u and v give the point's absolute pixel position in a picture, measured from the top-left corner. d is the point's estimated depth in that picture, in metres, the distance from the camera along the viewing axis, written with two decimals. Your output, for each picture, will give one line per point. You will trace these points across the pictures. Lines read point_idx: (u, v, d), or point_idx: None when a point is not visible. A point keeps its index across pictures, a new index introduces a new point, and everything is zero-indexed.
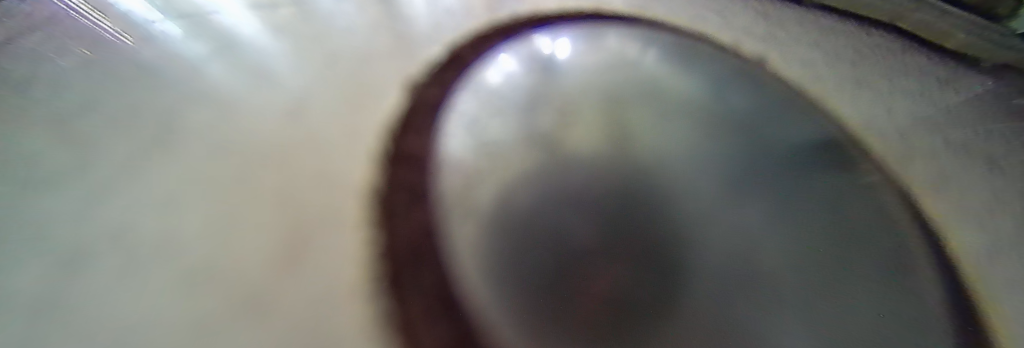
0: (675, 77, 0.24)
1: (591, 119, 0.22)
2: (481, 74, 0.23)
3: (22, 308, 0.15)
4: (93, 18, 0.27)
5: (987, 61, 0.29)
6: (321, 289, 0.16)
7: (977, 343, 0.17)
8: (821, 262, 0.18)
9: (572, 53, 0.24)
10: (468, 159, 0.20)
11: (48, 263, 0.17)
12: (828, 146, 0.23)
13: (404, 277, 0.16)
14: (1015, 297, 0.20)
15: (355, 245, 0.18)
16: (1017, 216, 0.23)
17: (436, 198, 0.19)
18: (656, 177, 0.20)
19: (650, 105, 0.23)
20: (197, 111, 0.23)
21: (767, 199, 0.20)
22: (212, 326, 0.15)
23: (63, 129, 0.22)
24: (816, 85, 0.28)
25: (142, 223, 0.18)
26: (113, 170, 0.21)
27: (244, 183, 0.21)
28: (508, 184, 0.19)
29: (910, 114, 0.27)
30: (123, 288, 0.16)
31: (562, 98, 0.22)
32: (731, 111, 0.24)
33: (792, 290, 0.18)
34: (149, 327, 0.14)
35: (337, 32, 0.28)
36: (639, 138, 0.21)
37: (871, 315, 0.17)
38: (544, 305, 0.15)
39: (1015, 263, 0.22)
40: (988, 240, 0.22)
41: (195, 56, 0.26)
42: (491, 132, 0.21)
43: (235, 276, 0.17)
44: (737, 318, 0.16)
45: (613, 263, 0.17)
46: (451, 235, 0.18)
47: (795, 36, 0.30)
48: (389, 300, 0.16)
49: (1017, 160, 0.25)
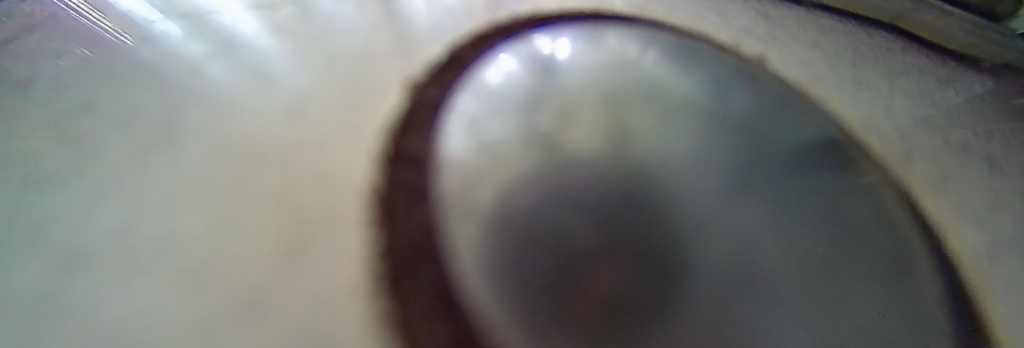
0: (677, 76, 0.23)
1: (591, 119, 0.21)
2: (481, 74, 0.22)
3: (36, 309, 0.16)
4: (93, 17, 0.27)
5: (987, 61, 0.29)
6: (323, 289, 0.17)
7: (964, 341, 0.18)
8: (824, 263, 0.18)
9: (573, 53, 0.23)
10: (468, 158, 0.19)
11: (53, 264, 0.17)
12: (829, 147, 0.23)
13: (404, 278, 0.17)
14: (992, 300, 0.21)
15: (355, 246, 0.18)
16: (995, 222, 0.24)
17: (435, 199, 0.19)
18: (656, 178, 0.20)
19: (651, 105, 0.22)
20: (194, 110, 0.23)
21: (770, 200, 0.20)
22: (211, 326, 0.15)
23: (62, 131, 0.22)
24: (818, 84, 0.28)
25: (144, 224, 0.18)
26: (113, 172, 0.21)
27: (243, 183, 0.21)
28: (508, 185, 0.19)
29: (911, 113, 0.27)
30: (126, 287, 0.16)
31: (564, 96, 0.21)
32: (732, 111, 0.23)
33: (795, 292, 0.17)
34: (153, 326, 0.15)
35: (338, 32, 0.28)
36: (641, 138, 0.21)
37: (869, 313, 0.17)
38: (545, 305, 0.16)
39: (994, 268, 0.23)
40: (975, 244, 0.23)
41: (195, 56, 0.26)
42: (491, 132, 0.20)
43: (235, 276, 0.17)
44: (731, 317, 0.17)
45: (614, 263, 0.17)
46: (450, 236, 0.17)
47: (795, 35, 0.30)
48: (389, 300, 0.16)
49: (1004, 163, 0.26)
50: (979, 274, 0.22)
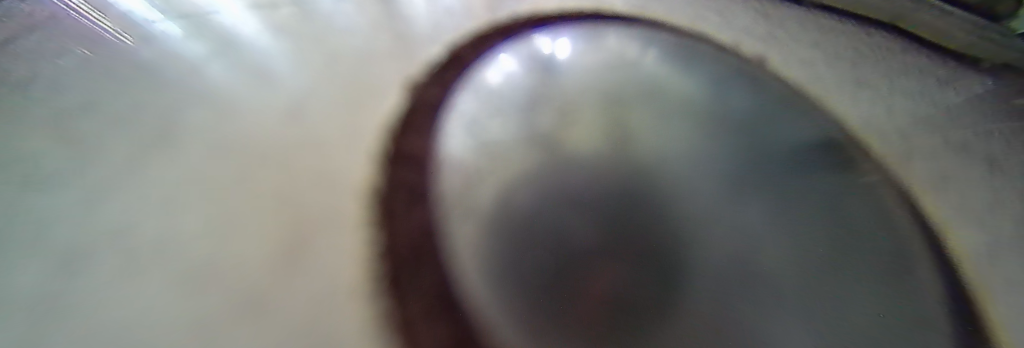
0: (678, 75, 0.23)
1: (591, 119, 0.21)
2: (481, 74, 0.22)
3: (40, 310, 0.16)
4: (93, 17, 0.27)
5: (987, 61, 0.29)
6: (323, 289, 0.17)
7: (963, 341, 0.18)
8: (826, 263, 0.18)
9: (573, 53, 0.23)
10: (468, 158, 0.19)
11: (54, 264, 0.17)
12: (829, 147, 0.23)
13: (404, 278, 0.17)
14: (991, 300, 0.22)
15: (355, 246, 0.19)
16: (994, 222, 0.25)
17: (435, 199, 0.19)
18: (655, 179, 0.20)
19: (652, 105, 0.22)
20: (194, 110, 0.23)
21: (771, 201, 0.20)
22: (211, 326, 0.15)
23: (63, 131, 0.22)
24: (819, 84, 0.28)
25: (144, 224, 0.18)
26: (113, 172, 0.21)
27: (243, 183, 0.21)
28: (509, 185, 0.18)
29: (911, 113, 0.27)
30: (125, 287, 0.16)
31: (564, 96, 0.21)
32: (732, 111, 0.23)
33: (795, 293, 0.17)
34: (154, 327, 0.15)
35: (338, 32, 0.28)
36: (640, 138, 0.21)
37: (871, 313, 0.17)
38: (545, 305, 0.16)
39: (993, 268, 0.23)
40: (974, 244, 0.24)
41: (195, 55, 0.26)
42: (491, 132, 0.19)
43: (235, 275, 0.17)
44: (731, 316, 0.17)
45: (614, 263, 0.17)
46: (450, 235, 0.17)
47: (795, 34, 0.30)
48: (389, 300, 0.17)
49: (1003, 164, 0.26)
50: (979, 274, 0.22)
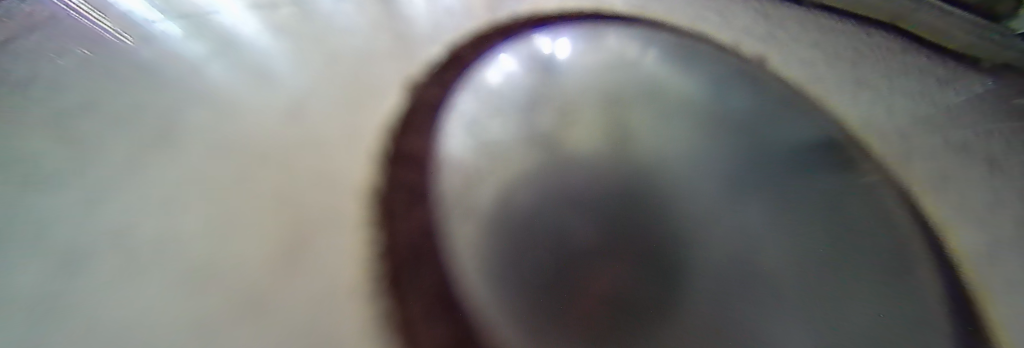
0: (677, 76, 0.23)
1: (591, 119, 0.21)
2: (481, 74, 0.22)
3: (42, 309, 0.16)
4: (93, 17, 0.27)
5: (987, 61, 0.29)
6: (323, 288, 0.17)
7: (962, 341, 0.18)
8: (824, 263, 0.18)
9: (573, 53, 0.23)
10: (468, 158, 0.19)
11: (54, 265, 0.17)
12: (829, 147, 0.23)
13: (404, 277, 0.17)
14: (990, 300, 0.21)
15: (355, 246, 0.19)
16: (994, 222, 0.25)
17: (435, 199, 0.19)
18: (656, 179, 0.20)
19: (652, 105, 0.22)
20: (193, 110, 0.23)
21: (771, 202, 0.20)
22: (212, 326, 0.15)
23: (63, 131, 0.22)
24: (819, 84, 0.28)
25: (143, 225, 0.18)
26: (113, 172, 0.21)
27: (242, 183, 0.21)
28: (508, 184, 0.18)
29: (910, 113, 0.27)
30: (126, 287, 0.16)
31: (564, 96, 0.21)
32: (732, 111, 0.23)
33: (794, 293, 0.17)
34: (155, 327, 0.15)
35: (338, 32, 0.28)
36: (640, 138, 0.21)
37: (872, 314, 0.17)
38: (545, 305, 0.16)
39: (993, 268, 0.23)
40: (974, 244, 0.23)
41: (195, 56, 0.26)
42: (491, 132, 0.19)
43: (234, 276, 0.17)
44: (729, 317, 0.17)
45: (614, 263, 0.17)
46: (451, 236, 0.17)
47: (795, 34, 0.30)
48: (389, 300, 0.17)
49: (1002, 164, 0.26)
50: (979, 274, 0.22)
